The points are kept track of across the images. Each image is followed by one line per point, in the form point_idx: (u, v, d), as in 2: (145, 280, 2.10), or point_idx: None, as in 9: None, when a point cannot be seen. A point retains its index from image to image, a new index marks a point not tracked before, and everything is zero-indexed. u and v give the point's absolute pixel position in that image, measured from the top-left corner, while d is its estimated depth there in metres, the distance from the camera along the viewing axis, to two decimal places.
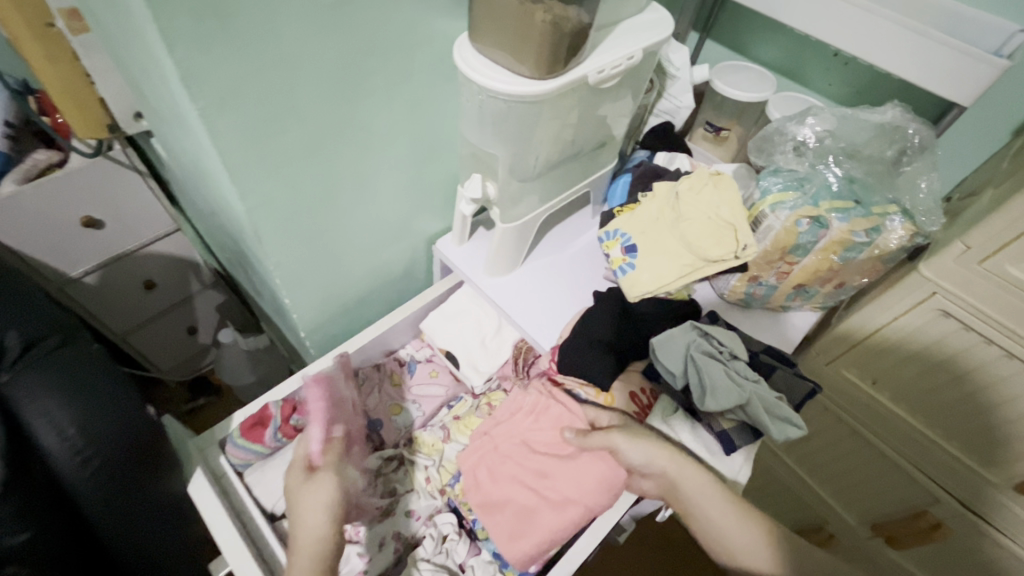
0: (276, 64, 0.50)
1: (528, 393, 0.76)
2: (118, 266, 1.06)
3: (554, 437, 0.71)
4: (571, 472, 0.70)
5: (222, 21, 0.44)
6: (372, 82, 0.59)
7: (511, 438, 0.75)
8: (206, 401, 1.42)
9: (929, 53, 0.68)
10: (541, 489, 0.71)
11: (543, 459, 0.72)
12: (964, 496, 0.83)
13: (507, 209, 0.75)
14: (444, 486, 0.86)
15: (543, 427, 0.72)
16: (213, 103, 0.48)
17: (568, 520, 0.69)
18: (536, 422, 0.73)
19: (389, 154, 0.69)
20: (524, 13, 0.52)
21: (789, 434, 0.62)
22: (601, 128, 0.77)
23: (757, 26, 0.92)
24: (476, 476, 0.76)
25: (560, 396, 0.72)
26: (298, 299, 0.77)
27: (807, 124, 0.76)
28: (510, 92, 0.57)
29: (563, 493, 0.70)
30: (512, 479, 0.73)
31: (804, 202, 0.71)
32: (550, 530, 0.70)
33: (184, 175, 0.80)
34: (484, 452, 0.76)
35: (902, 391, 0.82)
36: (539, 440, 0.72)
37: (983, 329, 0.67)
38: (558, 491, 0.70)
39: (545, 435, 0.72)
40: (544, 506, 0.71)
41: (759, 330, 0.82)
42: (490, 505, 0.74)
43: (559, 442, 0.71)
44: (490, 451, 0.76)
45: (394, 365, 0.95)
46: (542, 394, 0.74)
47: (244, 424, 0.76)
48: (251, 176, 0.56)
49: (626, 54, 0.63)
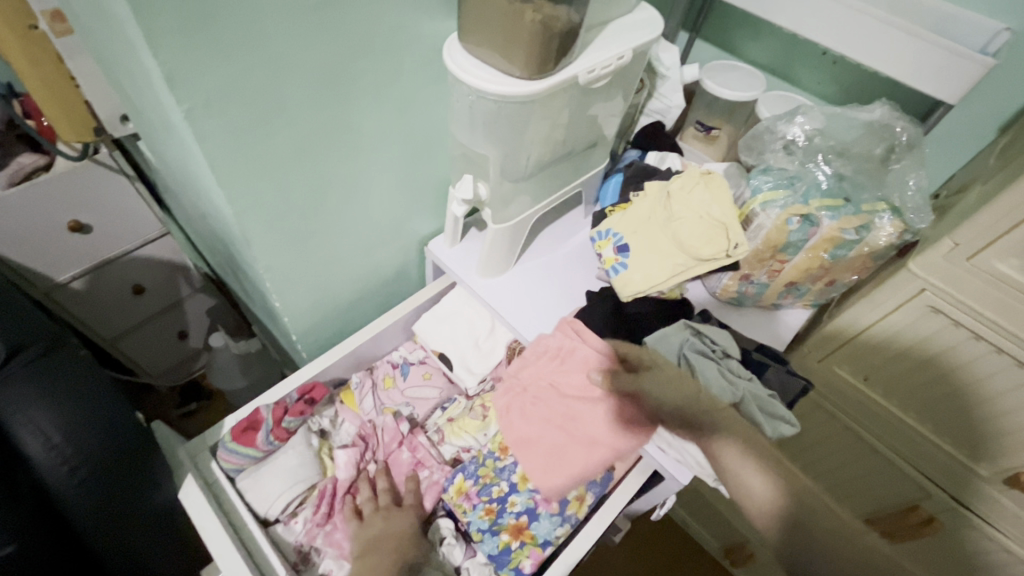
0: (263, 66, 0.49)
1: (553, 335, 0.73)
2: (106, 271, 1.05)
3: (582, 379, 0.70)
4: (600, 412, 0.68)
5: (209, 23, 0.43)
6: (361, 83, 0.58)
7: (539, 380, 0.72)
8: (197, 406, 1.40)
9: (916, 52, 0.68)
10: (571, 429, 0.70)
11: (572, 400, 0.70)
12: (956, 490, 0.84)
13: (499, 210, 0.75)
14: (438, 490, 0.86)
15: (571, 370, 0.70)
16: (200, 105, 0.48)
17: (599, 459, 0.68)
18: (561, 365, 0.71)
19: (380, 156, 0.68)
20: (513, 13, 0.52)
21: (783, 431, 0.62)
22: (592, 128, 0.77)
23: (746, 26, 0.92)
24: (509, 418, 0.74)
25: (585, 337, 0.72)
26: (289, 302, 0.77)
27: (797, 123, 0.76)
28: (501, 92, 0.57)
29: (591, 434, 0.68)
30: (542, 420, 0.72)
31: (793, 201, 0.72)
32: (581, 468, 0.69)
33: (173, 179, 0.79)
34: (515, 396, 0.74)
35: (893, 387, 0.82)
36: (569, 383, 0.70)
37: (972, 326, 0.67)
38: (587, 432, 0.69)
39: (573, 377, 0.70)
40: (572, 447, 0.69)
41: (751, 329, 0.83)
42: (523, 445, 0.72)
43: (587, 384, 0.69)
44: (519, 395, 0.74)
45: (387, 368, 0.95)
46: (568, 336, 0.73)
47: (236, 428, 0.74)
48: (240, 178, 0.56)
49: (616, 54, 0.63)
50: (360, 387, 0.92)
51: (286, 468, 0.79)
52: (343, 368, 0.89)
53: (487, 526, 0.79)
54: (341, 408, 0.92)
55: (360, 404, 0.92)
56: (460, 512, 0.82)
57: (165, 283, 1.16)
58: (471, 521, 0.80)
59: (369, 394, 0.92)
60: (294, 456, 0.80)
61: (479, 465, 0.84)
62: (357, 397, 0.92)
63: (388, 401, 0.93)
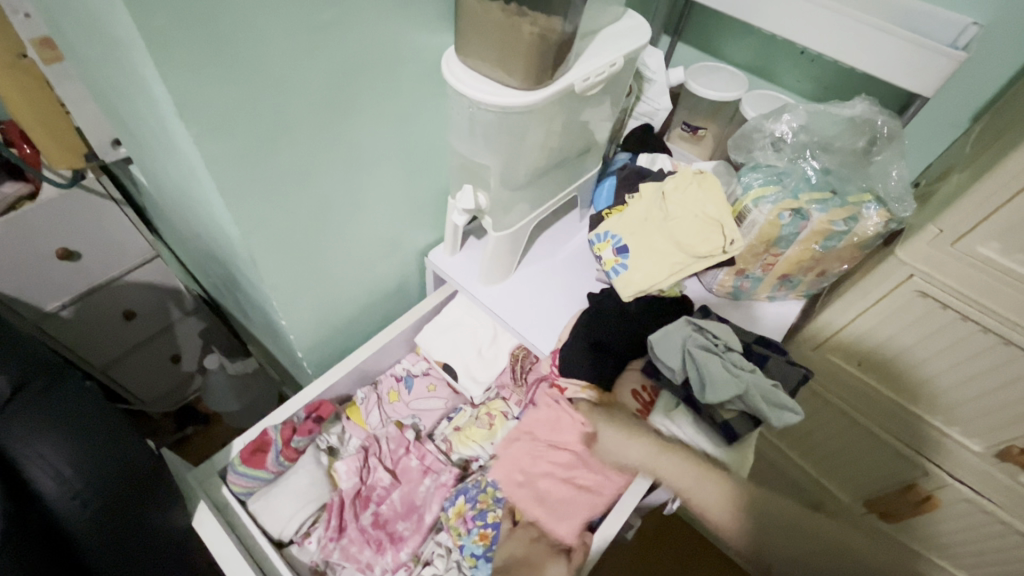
0: (267, 87, 0.50)
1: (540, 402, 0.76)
2: (97, 298, 1.03)
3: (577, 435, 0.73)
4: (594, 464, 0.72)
5: (214, 47, 0.44)
6: (360, 99, 0.59)
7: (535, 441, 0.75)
8: (194, 429, 1.40)
9: (891, 48, 0.71)
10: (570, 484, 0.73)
11: (568, 457, 0.73)
12: (952, 468, 0.87)
13: (499, 218, 0.76)
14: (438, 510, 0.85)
15: (566, 428, 0.73)
16: (206, 130, 0.48)
17: (599, 505, 0.72)
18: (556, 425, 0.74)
19: (379, 169, 0.69)
20: (511, 26, 0.54)
21: (787, 420, 0.64)
22: (584, 134, 0.79)
23: (726, 28, 0.95)
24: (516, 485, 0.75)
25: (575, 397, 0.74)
26: (293, 320, 0.77)
27: (783, 120, 0.79)
28: (501, 104, 0.58)
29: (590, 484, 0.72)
30: (545, 482, 0.74)
31: (784, 195, 0.74)
32: (585, 517, 0.72)
33: (168, 202, 0.79)
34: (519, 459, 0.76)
35: (887, 372, 0.85)
36: (564, 441, 0.73)
37: (961, 309, 0.70)
38: (585, 483, 0.72)
39: (568, 435, 0.73)
40: (573, 501, 0.72)
41: (748, 321, 0.84)
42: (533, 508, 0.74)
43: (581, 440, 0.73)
44: (522, 458, 0.76)
45: (391, 382, 0.94)
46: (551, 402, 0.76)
47: (245, 451, 0.73)
48: (246, 199, 0.56)
49: (608, 61, 0.64)
50: (366, 402, 0.92)
51: (296, 489, 0.79)
52: (348, 384, 0.89)
53: (482, 551, 0.80)
54: (348, 424, 0.90)
55: (367, 419, 0.91)
56: (455, 534, 0.82)
57: (157, 306, 1.14)
58: (465, 545, 0.81)
59: (375, 408, 0.92)
60: (303, 475, 0.80)
61: (479, 489, 0.85)
62: (363, 412, 0.91)
63: (395, 414, 0.93)
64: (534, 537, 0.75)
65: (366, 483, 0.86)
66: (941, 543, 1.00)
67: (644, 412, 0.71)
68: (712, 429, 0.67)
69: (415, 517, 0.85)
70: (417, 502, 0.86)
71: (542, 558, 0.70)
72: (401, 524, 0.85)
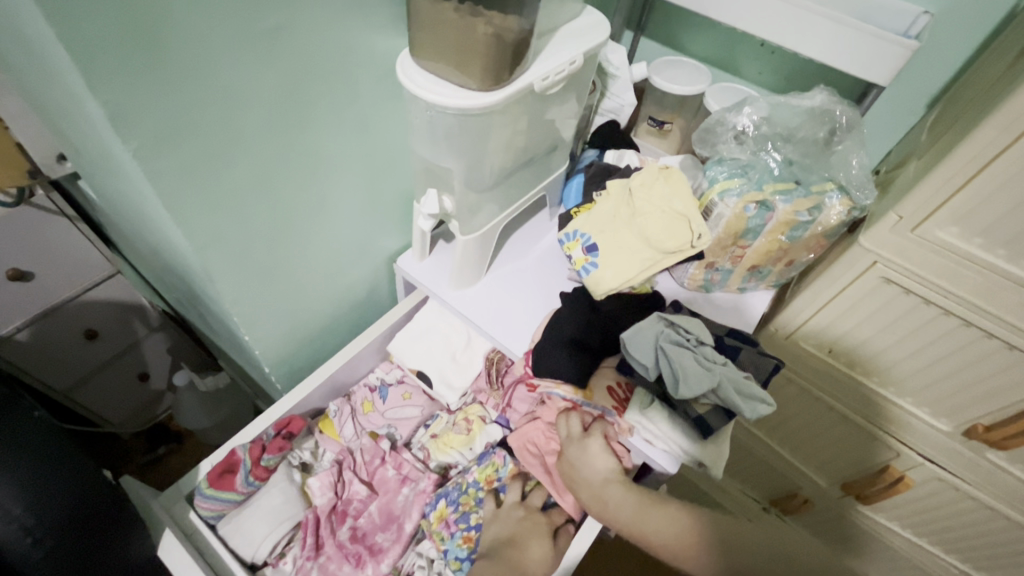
0: (213, 96, 0.48)
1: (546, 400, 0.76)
2: (54, 319, 0.99)
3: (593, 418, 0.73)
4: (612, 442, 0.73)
5: (150, 55, 0.42)
6: (315, 106, 0.57)
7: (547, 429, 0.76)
8: (166, 450, 1.34)
9: (846, 39, 0.72)
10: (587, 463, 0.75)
11: None
12: (923, 448, 0.89)
13: (466, 221, 0.75)
14: (419, 518, 0.83)
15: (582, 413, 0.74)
16: (147, 143, 0.46)
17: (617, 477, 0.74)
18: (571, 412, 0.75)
19: (341, 176, 0.67)
20: (465, 27, 0.53)
21: (760, 411, 0.65)
22: (550, 132, 0.78)
23: (688, 22, 0.95)
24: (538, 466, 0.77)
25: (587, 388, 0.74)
26: (259, 334, 0.74)
27: (745, 113, 0.79)
28: (459, 106, 0.57)
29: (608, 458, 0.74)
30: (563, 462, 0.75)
31: (748, 188, 0.75)
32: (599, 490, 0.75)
33: (121, 218, 0.76)
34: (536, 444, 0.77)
35: (856, 357, 0.86)
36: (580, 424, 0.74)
37: (925, 292, 0.71)
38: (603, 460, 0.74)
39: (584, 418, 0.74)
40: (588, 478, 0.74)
41: (719, 314, 0.85)
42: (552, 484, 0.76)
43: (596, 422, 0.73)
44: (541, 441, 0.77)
45: (365, 392, 0.92)
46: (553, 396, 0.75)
47: (212, 474, 0.71)
48: (197, 213, 0.54)
49: (568, 59, 0.64)
50: (339, 414, 0.89)
51: (269, 508, 0.77)
52: (321, 397, 0.87)
53: (466, 554, 0.78)
54: (322, 438, 0.88)
55: (342, 432, 0.89)
56: (438, 539, 0.80)
57: (120, 324, 1.10)
58: (449, 550, 0.79)
59: (349, 420, 0.90)
60: (276, 494, 0.78)
61: (461, 491, 0.82)
62: (337, 425, 0.89)
63: (370, 424, 0.91)
64: (521, 517, 0.74)
65: (342, 498, 0.85)
66: (916, 521, 1.02)
67: (619, 408, 0.70)
68: (687, 422, 0.68)
69: (395, 527, 0.83)
70: (396, 512, 0.84)
71: (528, 539, 0.70)
72: (381, 535, 0.83)
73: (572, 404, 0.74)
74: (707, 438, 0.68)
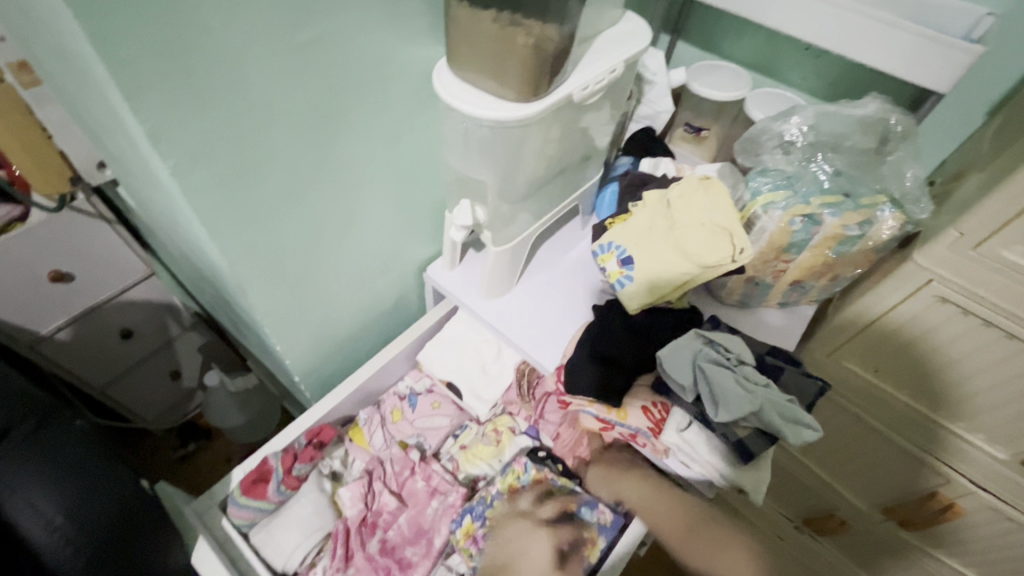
0: (248, 110, 0.47)
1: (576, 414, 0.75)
2: (92, 319, 1.00)
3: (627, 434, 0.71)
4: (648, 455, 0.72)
5: (189, 70, 0.41)
6: (351, 117, 0.57)
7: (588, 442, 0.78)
8: (196, 446, 1.37)
9: (901, 44, 0.68)
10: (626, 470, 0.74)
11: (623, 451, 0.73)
12: (974, 474, 0.84)
13: (499, 231, 0.73)
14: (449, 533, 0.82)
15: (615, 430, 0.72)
16: (185, 158, 0.46)
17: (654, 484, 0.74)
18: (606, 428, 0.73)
19: (373, 187, 0.66)
20: (505, 36, 0.51)
21: (805, 437, 0.62)
22: (584, 140, 0.76)
23: (728, 25, 0.92)
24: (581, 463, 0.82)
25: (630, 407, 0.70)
26: (289, 343, 0.74)
27: (794, 122, 0.75)
28: (495, 118, 0.56)
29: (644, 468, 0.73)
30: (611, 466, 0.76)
31: (795, 201, 0.71)
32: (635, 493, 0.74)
33: (156, 223, 0.76)
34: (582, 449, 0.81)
35: (904, 378, 0.82)
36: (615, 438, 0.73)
37: (984, 313, 0.67)
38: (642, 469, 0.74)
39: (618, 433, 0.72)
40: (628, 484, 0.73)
41: (756, 330, 0.82)
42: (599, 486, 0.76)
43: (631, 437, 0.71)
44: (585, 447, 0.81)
45: (394, 400, 0.91)
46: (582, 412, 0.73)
47: (245, 482, 0.71)
48: (231, 226, 0.54)
49: (607, 68, 0.62)
50: (369, 423, 0.89)
51: (300, 518, 0.78)
52: (349, 406, 0.86)
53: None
54: (352, 446, 0.88)
55: (371, 441, 0.88)
56: (467, 556, 0.79)
57: (154, 324, 1.11)
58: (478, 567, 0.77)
59: (378, 429, 0.89)
60: (307, 504, 0.79)
61: (486, 506, 0.81)
62: (366, 433, 0.88)
63: (399, 433, 0.90)
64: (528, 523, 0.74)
65: (372, 509, 0.84)
66: (962, 551, 0.97)
67: (656, 430, 0.68)
68: (727, 446, 0.66)
69: (424, 541, 0.82)
70: (425, 525, 0.83)
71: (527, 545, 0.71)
72: (410, 549, 0.82)
73: (605, 424, 0.71)
74: (747, 464, 0.66)
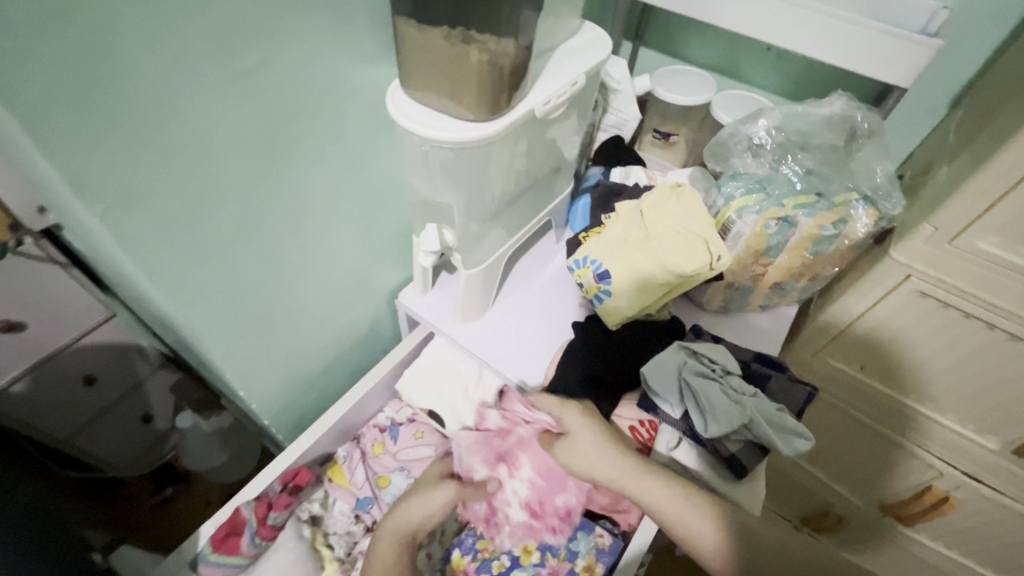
0: (185, 146, 0.44)
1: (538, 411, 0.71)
2: (48, 370, 0.88)
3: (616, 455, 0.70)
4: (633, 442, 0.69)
5: (110, 108, 0.38)
6: (300, 146, 0.53)
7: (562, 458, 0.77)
8: (174, 490, 1.23)
9: (860, 41, 0.68)
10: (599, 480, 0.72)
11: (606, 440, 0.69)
12: (966, 465, 0.83)
13: (469, 253, 0.71)
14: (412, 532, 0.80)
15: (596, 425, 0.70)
16: (115, 204, 0.42)
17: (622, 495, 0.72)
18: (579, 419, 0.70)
19: (334, 216, 0.63)
20: (458, 54, 0.48)
21: (798, 447, 0.61)
22: (552, 153, 0.74)
23: (689, 30, 0.91)
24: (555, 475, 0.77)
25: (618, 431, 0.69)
26: (255, 385, 0.70)
27: (761, 125, 0.74)
28: (454, 138, 0.53)
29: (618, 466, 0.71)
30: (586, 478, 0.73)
31: (769, 204, 0.70)
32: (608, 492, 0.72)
33: (101, 267, 0.71)
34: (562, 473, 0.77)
35: (890, 373, 0.81)
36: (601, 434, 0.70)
37: (964, 305, 0.67)
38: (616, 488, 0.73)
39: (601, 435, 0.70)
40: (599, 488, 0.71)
41: (739, 335, 0.80)
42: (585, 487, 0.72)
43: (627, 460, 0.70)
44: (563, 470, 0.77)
45: (375, 433, 0.88)
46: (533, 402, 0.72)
47: (215, 539, 0.67)
48: (176, 271, 0.50)
49: (569, 79, 0.59)
50: (348, 459, 0.84)
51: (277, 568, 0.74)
52: (325, 444, 0.82)
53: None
54: (332, 486, 0.83)
55: (352, 479, 0.83)
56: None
57: (119, 370, 0.98)
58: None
59: (359, 465, 0.84)
60: (286, 554, 0.75)
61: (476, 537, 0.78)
62: (346, 471, 0.84)
63: (380, 468, 0.85)
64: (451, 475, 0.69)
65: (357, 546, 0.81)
66: (964, 543, 0.95)
67: (644, 449, 0.67)
68: (720, 461, 0.64)
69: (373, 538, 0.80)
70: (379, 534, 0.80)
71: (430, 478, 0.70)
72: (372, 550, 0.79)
73: None
74: (741, 478, 0.63)
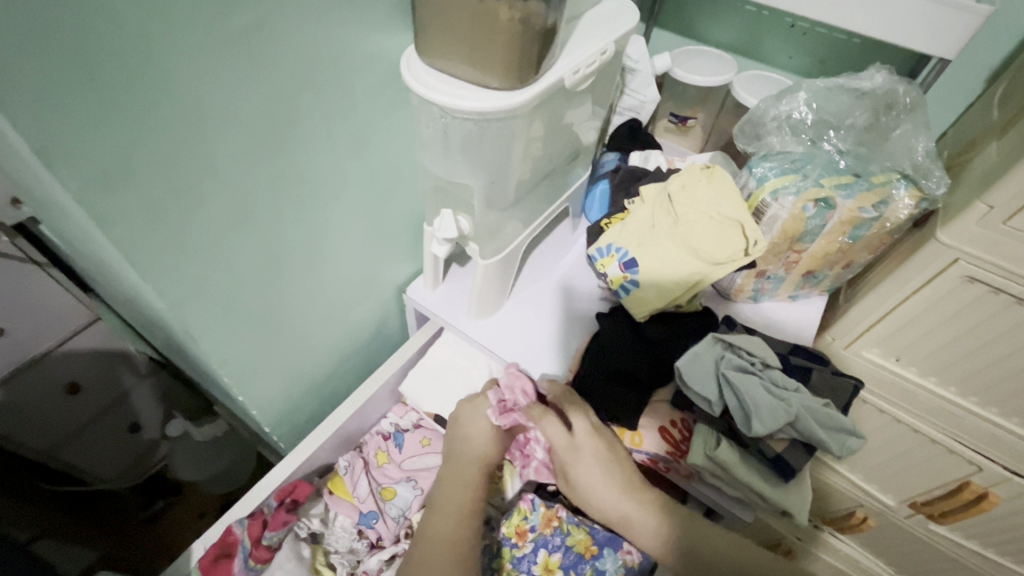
0: (175, 114, 0.38)
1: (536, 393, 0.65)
2: (26, 381, 0.79)
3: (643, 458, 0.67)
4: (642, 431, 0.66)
5: (87, 66, 0.32)
6: (305, 120, 0.48)
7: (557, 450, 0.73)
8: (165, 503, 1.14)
9: (901, 9, 0.63)
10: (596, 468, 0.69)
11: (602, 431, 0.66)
12: (1008, 459, 0.79)
13: (486, 243, 0.65)
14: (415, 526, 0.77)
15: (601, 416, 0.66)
16: (94, 182, 0.36)
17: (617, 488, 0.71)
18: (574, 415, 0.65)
19: (341, 202, 0.58)
20: (484, 12, 0.43)
21: (850, 445, 0.56)
22: (570, 137, 0.68)
23: (707, 8, 0.87)
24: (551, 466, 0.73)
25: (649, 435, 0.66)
26: (255, 390, 0.64)
27: (801, 100, 0.70)
28: (478, 109, 0.48)
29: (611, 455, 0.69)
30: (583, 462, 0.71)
31: (807, 184, 0.66)
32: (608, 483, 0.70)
33: (84, 266, 0.65)
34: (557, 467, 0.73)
35: (929, 365, 0.77)
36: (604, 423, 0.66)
37: (1018, 290, 0.62)
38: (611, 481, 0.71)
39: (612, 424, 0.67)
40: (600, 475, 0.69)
41: (770, 326, 0.76)
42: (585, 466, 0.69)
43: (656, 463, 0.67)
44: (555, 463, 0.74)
45: (378, 441, 0.82)
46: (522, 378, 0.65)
47: (205, 561, 0.63)
48: (168, 262, 0.44)
49: (599, 48, 0.55)
50: (350, 470, 0.78)
51: None
52: (326, 453, 0.76)
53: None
54: (332, 500, 0.77)
55: (355, 492, 0.77)
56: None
57: (104, 377, 0.89)
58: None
59: (362, 476, 0.78)
60: None
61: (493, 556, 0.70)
62: (348, 483, 0.77)
63: (385, 479, 0.80)
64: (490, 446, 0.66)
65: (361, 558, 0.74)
66: (1001, 541, 0.92)
67: (676, 452, 0.64)
68: (765, 463, 0.59)
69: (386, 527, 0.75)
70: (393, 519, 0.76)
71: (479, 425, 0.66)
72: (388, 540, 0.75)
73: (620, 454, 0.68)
74: (788, 479, 0.59)
